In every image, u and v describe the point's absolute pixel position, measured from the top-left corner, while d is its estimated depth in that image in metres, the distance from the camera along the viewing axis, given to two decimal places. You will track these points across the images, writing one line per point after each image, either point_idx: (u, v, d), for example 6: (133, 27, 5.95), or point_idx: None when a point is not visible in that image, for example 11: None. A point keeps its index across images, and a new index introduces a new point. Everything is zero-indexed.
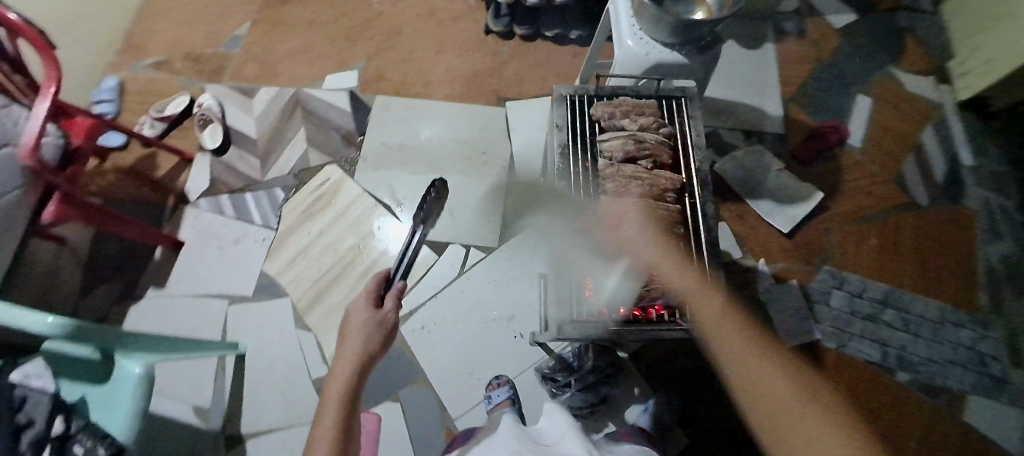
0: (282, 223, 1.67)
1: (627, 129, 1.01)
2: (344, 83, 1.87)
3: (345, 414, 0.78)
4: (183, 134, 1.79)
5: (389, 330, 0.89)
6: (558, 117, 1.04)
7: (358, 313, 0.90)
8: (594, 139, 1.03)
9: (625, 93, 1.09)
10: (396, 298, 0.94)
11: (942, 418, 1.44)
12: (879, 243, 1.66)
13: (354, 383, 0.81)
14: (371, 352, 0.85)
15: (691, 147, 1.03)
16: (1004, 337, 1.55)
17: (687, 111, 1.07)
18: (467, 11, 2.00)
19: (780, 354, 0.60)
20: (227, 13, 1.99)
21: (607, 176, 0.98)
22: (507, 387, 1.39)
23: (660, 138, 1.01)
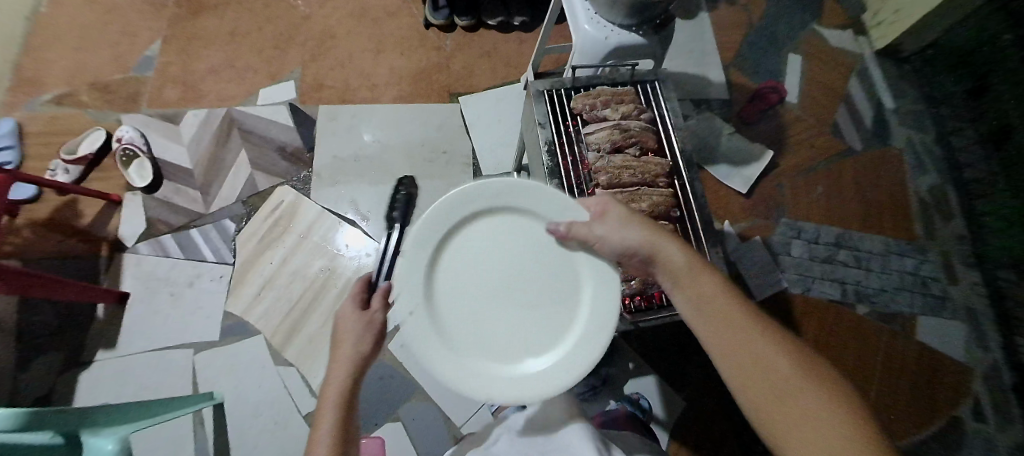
0: (238, 257, 1.55)
1: (612, 119, 0.94)
2: (281, 96, 1.74)
3: (342, 429, 0.64)
4: (104, 174, 1.60)
5: (381, 332, 0.72)
6: (540, 114, 0.95)
7: (339, 320, 0.70)
8: (578, 135, 0.96)
9: (600, 80, 1.01)
10: (382, 297, 0.73)
11: (896, 339, 1.62)
12: (825, 189, 1.79)
13: (350, 388, 0.67)
14: (364, 351, 0.69)
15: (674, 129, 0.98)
16: (938, 259, 1.73)
17: (661, 93, 1.02)
18: (402, 6, 1.90)
19: (785, 343, 0.60)
20: (130, 31, 1.78)
21: (599, 172, 0.92)
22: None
23: (643, 125, 0.95)
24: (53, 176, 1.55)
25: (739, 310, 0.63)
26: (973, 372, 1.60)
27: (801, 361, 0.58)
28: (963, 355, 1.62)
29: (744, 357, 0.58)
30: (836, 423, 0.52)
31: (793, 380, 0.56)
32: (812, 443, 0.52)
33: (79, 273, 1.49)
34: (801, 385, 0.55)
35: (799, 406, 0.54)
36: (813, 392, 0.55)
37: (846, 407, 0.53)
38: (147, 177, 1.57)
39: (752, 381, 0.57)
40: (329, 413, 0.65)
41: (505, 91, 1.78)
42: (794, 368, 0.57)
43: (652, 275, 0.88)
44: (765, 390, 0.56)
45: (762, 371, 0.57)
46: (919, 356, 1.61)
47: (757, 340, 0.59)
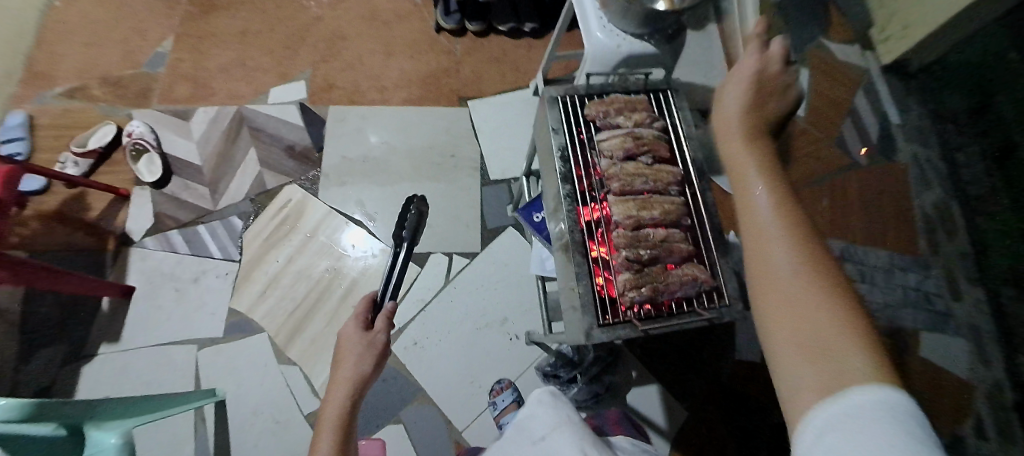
0: (245, 255, 1.55)
1: (625, 127, 0.96)
2: (291, 95, 1.75)
3: (341, 436, 0.78)
4: (113, 168, 1.61)
5: (378, 352, 0.89)
6: (553, 120, 0.96)
7: (348, 337, 0.89)
8: (590, 141, 0.97)
9: (614, 88, 1.02)
10: (386, 319, 0.94)
11: (900, 354, 1.62)
12: None
13: (348, 405, 0.82)
14: (363, 372, 0.85)
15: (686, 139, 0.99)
16: (942, 275, 1.73)
17: (675, 103, 1.02)
18: (413, 10, 1.91)
19: (819, 256, 0.52)
20: (143, 28, 1.79)
21: (610, 179, 0.93)
22: (511, 391, 1.39)
23: (656, 133, 0.97)
24: (63, 168, 1.56)
25: (779, 205, 0.56)
26: None
27: (824, 274, 0.50)
28: (967, 372, 1.61)
29: (759, 251, 0.54)
30: (835, 338, 0.45)
31: (806, 287, 0.49)
32: (797, 345, 0.47)
33: (85, 266, 1.49)
34: (814, 293, 0.49)
35: (799, 311, 0.48)
36: (826, 305, 0.48)
37: (859, 337, 0.45)
38: (155, 172, 1.57)
39: (760, 274, 0.53)
40: (330, 421, 0.80)
41: (513, 97, 1.79)
42: (816, 281, 0.49)
43: (663, 281, 0.86)
44: (779, 287, 0.51)
45: (770, 269, 0.52)
46: (922, 372, 1.60)
47: (786, 241, 0.53)
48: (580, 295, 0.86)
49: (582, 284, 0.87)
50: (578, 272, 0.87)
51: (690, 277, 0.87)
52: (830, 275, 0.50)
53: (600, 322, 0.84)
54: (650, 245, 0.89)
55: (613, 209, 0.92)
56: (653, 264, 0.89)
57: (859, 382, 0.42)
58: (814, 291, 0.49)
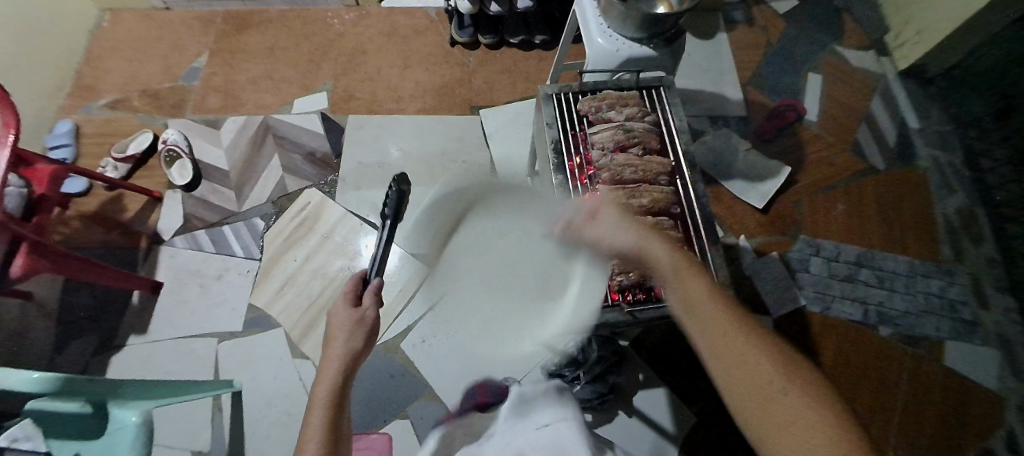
0: (265, 253, 1.63)
1: (616, 120, 0.99)
2: (313, 105, 1.85)
3: (332, 416, 0.75)
4: (148, 173, 1.73)
5: (369, 327, 0.87)
6: (547, 115, 1.00)
7: (338, 315, 0.87)
8: (584, 134, 1.00)
9: (608, 86, 1.06)
10: (375, 296, 0.92)
11: (922, 363, 1.56)
12: (845, 208, 1.77)
13: (340, 384, 0.79)
14: (354, 349, 0.83)
15: (676, 132, 1.02)
16: (967, 283, 1.67)
17: (667, 100, 1.06)
18: (429, 25, 2.01)
19: (789, 363, 0.59)
20: (181, 45, 1.94)
21: (602, 169, 0.95)
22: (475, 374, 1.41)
23: (647, 128, 1.00)
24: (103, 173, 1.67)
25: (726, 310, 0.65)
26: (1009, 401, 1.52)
27: (792, 368, 0.59)
28: (996, 384, 1.54)
29: (733, 353, 0.60)
30: (835, 434, 0.51)
31: (790, 384, 0.56)
32: (812, 447, 0.51)
33: (119, 263, 1.59)
34: (793, 390, 0.56)
35: (796, 413, 0.54)
36: (809, 414, 0.54)
37: (854, 425, 0.53)
38: (186, 176, 1.68)
39: (745, 384, 0.58)
40: (318, 401, 0.77)
41: (523, 105, 1.85)
42: (791, 391, 0.56)
43: None
44: (767, 393, 0.56)
45: (756, 376, 0.58)
46: (947, 381, 1.54)
47: (749, 342, 0.61)
48: None
49: None
50: None
51: None
52: (793, 366, 0.59)
53: None
54: None
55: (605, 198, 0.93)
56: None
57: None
58: (796, 403, 0.55)
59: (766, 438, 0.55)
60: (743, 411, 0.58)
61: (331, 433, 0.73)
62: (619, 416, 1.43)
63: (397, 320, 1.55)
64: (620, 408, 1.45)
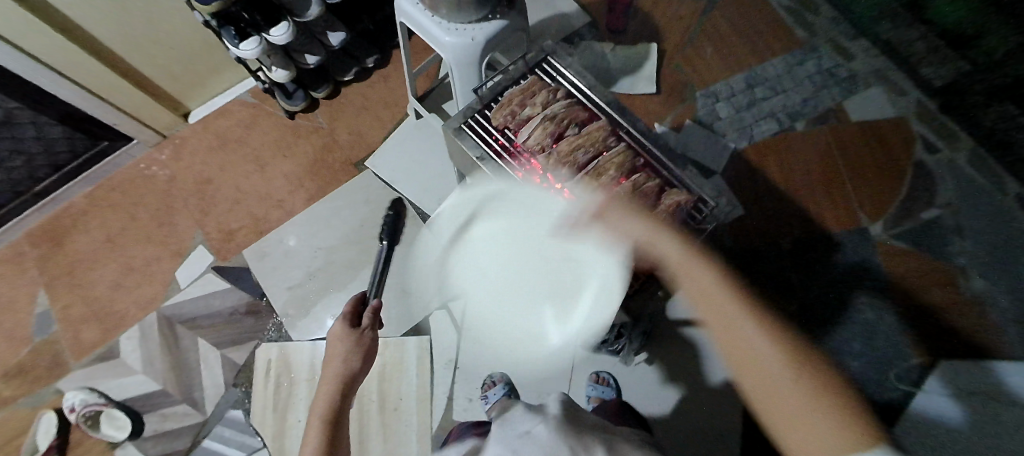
0: (265, 436, 1.45)
1: (536, 115, 0.93)
2: (199, 267, 1.61)
3: (330, 429, 0.84)
4: (79, 450, 1.45)
5: (365, 349, 0.95)
6: (474, 149, 0.93)
7: (337, 336, 0.96)
8: (515, 145, 0.95)
9: (502, 84, 0.98)
10: (373, 315, 1.01)
11: (839, 131, 1.80)
12: (713, 46, 1.90)
13: (335, 401, 0.88)
14: (352, 369, 0.91)
15: (591, 90, 0.97)
16: (828, 47, 1.92)
17: (563, 63, 1.00)
18: (256, 111, 1.78)
19: (793, 351, 0.65)
20: (4, 301, 1.57)
21: (556, 168, 0.91)
22: (503, 384, 1.42)
23: (565, 102, 0.95)
24: None
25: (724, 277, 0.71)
26: (907, 118, 1.81)
27: (803, 369, 0.63)
28: (892, 111, 1.82)
29: (744, 352, 0.66)
30: (824, 416, 0.59)
31: (793, 377, 0.62)
32: (801, 429, 0.59)
33: None
34: (817, 397, 0.60)
35: (799, 414, 0.60)
36: (817, 411, 0.60)
37: (842, 412, 0.60)
38: (124, 425, 1.43)
39: (750, 369, 0.65)
40: (319, 416, 0.86)
41: (401, 132, 1.73)
42: (800, 377, 0.62)
43: None
44: (776, 395, 0.63)
45: (765, 382, 0.64)
46: (862, 132, 1.81)
47: (755, 331, 0.66)
48: None
49: None
50: None
51: (674, 205, 0.85)
52: (791, 352, 0.65)
53: None
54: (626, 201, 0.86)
55: (576, 193, 0.88)
56: None
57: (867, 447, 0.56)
58: (801, 388, 0.62)
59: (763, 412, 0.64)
60: (746, 387, 0.66)
61: (327, 442, 0.82)
62: (667, 337, 1.51)
63: (435, 400, 1.47)
64: (663, 329, 1.52)
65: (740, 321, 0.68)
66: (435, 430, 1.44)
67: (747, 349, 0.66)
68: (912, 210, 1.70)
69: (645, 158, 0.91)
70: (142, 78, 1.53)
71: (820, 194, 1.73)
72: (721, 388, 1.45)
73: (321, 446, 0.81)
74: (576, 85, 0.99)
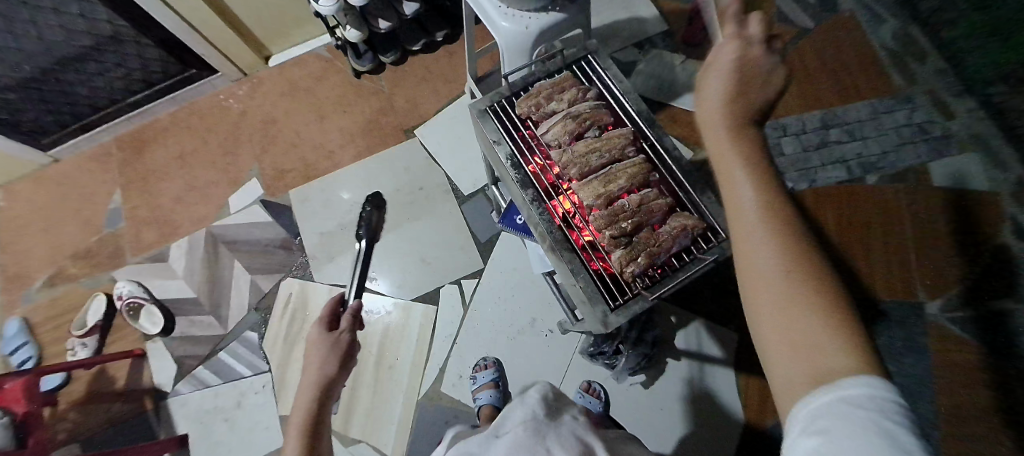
0: (272, 362, 1.57)
1: (560, 110, 0.93)
2: (249, 197, 1.74)
3: (308, 439, 0.82)
4: (118, 335, 1.64)
5: (343, 350, 0.94)
6: (491, 133, 0.93)
7: (313, 341, 0.94)
8: (533, 138, 0.95)
9: (536, 75, 0.99)
10: (350, 319, 0.99)
11: (916, 193, 1.64)
12: (793, 78, 1.77)
13: (315, 403, 0.86)
14: (327, 374, 0.89)
15: (623, 95, 0.95)
16: (926, 101, 1.75)
17: (601, 64, 0.99)
18: (328, 64, 1.88)
19: (792, 235, 0.50)
20: (88, 193, 1.79)
21: (567, 166, 0.90)
22: (494, 369, 1.45)
23: (593, 104, 0.94)
24: (74, 353, 1.58)
25: (754, 166, 0.56)
26: (1001, 195, 1.62)
27: (802, 256, 0.49)
28: (985, 183, 1.63)
29: (741, 223, 0.53)
30: (806, 316, 0.45)
31: (784, 275, 0.48)
32: (782, 324, 0.47)
33: (134, 435, 1.52)
34: (794, 281, 0.47)
35: (779, 305, 0.47)
36: (805, 311, 0.46)
37: (850, 338, 0.44)
38: (157, 322, 1.59)
39: (741, 252, 0.52)
40: (298, 425, 0.84)
41: (454, 108, 1.77)
42: (795, 270, 0.48)
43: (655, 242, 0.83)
44: (756, 280, 0.50)
45: (754, 262, 0.51)
46: (942, 200, 1.63)
47: (754, 193, 0.53)
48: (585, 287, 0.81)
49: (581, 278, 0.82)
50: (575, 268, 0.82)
51: (680, 229, 0.83)
52: (806, 244, 0.50)
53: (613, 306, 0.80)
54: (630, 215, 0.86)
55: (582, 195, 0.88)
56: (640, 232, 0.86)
57: (844, 366, 0.42)
58: (795, 282, 0.47)
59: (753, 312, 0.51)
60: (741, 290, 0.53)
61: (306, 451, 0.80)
62: (669, 364, 1.47)
63: (427, 369, 1.52)
64: (667, 356, 1.47)
65: (736, 176, 0.55)
66: (420, 397, 1.50)
67: (746, 219, 0.52)
68: (981, 297, 1.52)
69: (662, 174, 0.90)
70: (235, 18, 1.66)
71: (876, 255, 1.59)
72: (716, 432, 1.40)
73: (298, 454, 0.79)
74: (610, 88, 0.97)
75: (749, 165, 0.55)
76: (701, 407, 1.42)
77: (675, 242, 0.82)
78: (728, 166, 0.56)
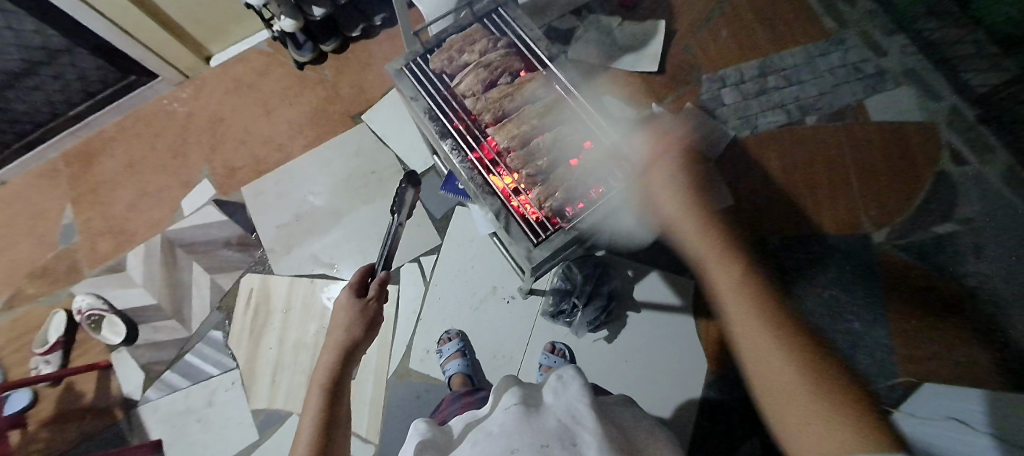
0: (239, 358, 1.58)
1: (472, 62, 0.97)
2: (202, 198, 1.73)
3: (329, 396, 0.93)
4: (83, 348, 1.62)
5: (369, 319, 1.01)
6: (407, 89, 0.96)
7: (343, 305, 1.02)
8: (449, 91, 0.97)
9: (449, 30, 1.02)
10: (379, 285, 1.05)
11: (855, 129, 1.69)
12: (729, 30, 1.81)
13: (336, 366, 0.96)
14: (351, 338, 0.98)
15: (533, 42, 1.00)
16: (858, 41, 1.80)
17: (510, 16, 1.03)
18: (270, 60, 1.87)
19: (809, 361, 0.63)
20: (38, 211, 1.77)
21: (483, 113, 0.95)
22: (458, 340, 1.48)
23: (503, 52, 0.98)
24: (38, 371, 1.57)
25: (760, 305, 0.68)
26: (936, 124, 1.67)
27: (827, 382, 0.61)
28: (920, 114, 1.69)
29: (760, 357, 0.65)
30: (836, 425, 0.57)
31: (802, 391, 0.61)
32: (807, 432, 0.58)
33: (108, 446, 1.51)
34: (814, 398, 0.60)
35: (802, 409, 0.60)
36: (834, 416, 0.58)
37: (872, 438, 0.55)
38: (120, 331, 1.58)
39: (758, 366, 0.65)
40: (321, 382, 0.96)
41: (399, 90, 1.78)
42: (819, 393, 0.60)
43: (570, 179, 0.90)
44: (776, 389, 0.63)
45: (763, 360, 0.65)
46: (880, 133, 1.69)
47: (768, 336, 0.65)
48: (508, 227, 0.88)
49: (503, 220, 0.89)
50: (496, 211, 0.89)
51: (594, 162, 0.90)
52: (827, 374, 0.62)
53: (536, 241, 0.87)
54: (545, 154, 0.92)
55: (498, 139, 0.93)
56: (556, 169, 0.91)
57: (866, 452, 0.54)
58: (815, 408, 0.59)
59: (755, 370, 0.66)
60: (758, 393, 0.66)
61: (327, 407, 0.92)
62: (629, 317, 1.51)
63: (394, 346, 1.54)
64: (627, 309, 1.52)
65: (744, 311, 0.68)
66: (391, 375, 1.52)
67: (764, 350, 0.65)
68: (924, 223, 1.58)
69: (574, 113, 0.96)
70: (169, 20, 1.65)
71: (820, 191, 1.63)
72: (679, 377, 1.44)
73: (322, 407, 0.91)
74: (521, 36, 1.01)
75: (752, 309, 0.68)
76: (661, 354, 1.47)
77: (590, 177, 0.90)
78: (716, 272, 0.73)
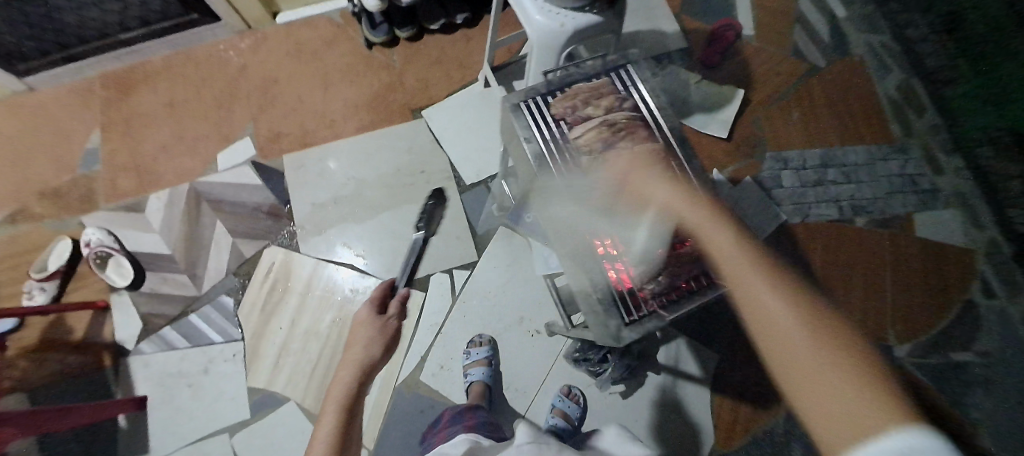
0: (246, 331, 1.51)
1: (596, 116, 0.96)
2: (240, 157, 1.66)
3: (344, 414, 0.83)
4: (81, 283, 1.53)
5: (388, 337, 1.01)
6: (523, 129, 0.95)
7: (362, 322, 1.04)
8: (565, 138, 0.96)
9: (575, 78, 1.02)
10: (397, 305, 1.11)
11: (898, 240, 1.71)
12: (800, 113, 1.82)
13: (355, 383, 0.89)
14: (370, 357, 0.95)
15: (658, 112, 0.98)
16: (920, 155, 1.81)
17: (637, 77, 1.02)
18: (338, 31, 1.81)
19: (822, 323, 0.57)
20: (64, 130, 1.67)
21: None
22: (488, 347, 1.47)
23: (628, 114, 0.97)
24: (30, 298, 1.48)
25: (774, 278, 0.63)
26: (976, 252, 1.70)
27: (840, 346, 0.55)
28: (962, 239, 1.72)
29: (768, 322, 0.60)
30: (851, 386, 0.51)
31: (817, 354, 0.54)
32: (821, 392, 0.52)
33: (88, 393, 1.43)
34: (823, 357, 0.54)
35: (815, 368, 0.53)
36: (845, 378, 0.51)
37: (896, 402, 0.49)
38: (126, 275, 1.50)
39: (766, 332, 0.60)
40: (337, 400, 0.86)
41: (466, 94, 1.73)
42: (829, 353, 0.54)
43: (675, 264, 0.89)
44: (788, 349, 0.56)
45: (774, 324, 0.59)
46: (923, 249, 1.71)
47: (779, 301, 0.60)
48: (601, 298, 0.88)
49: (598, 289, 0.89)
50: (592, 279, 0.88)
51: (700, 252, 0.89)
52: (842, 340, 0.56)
53: (627, 320, 0.88)
54: None
55: None
56: None
57: (891, 420, 0.47)
58: (832, 368, 0.53)
59: (751, 318, 0.62)
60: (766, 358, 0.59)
61: (341, 428, 0.81)
62: (649, 378, 1.50)
63: (408, 354, 1.49)
64: (648, 370, 1.50)
65: (753, 280, 0.63)
66: (398, 383, 1.47)
67: (774, 317, 0.59)
68: (946, 347, 1.60)
69: None
70: None
71: (855, 294, 1.65)
72: (685, 449, 1.43)
73: (335, 431, 0.80)
74: (645, 103, 1.00)
75: (766, 280, 0.63)
76: (671, 423, 1.45)
77: (693, 267, 0.89)
78: (725, 255, 0.68)
